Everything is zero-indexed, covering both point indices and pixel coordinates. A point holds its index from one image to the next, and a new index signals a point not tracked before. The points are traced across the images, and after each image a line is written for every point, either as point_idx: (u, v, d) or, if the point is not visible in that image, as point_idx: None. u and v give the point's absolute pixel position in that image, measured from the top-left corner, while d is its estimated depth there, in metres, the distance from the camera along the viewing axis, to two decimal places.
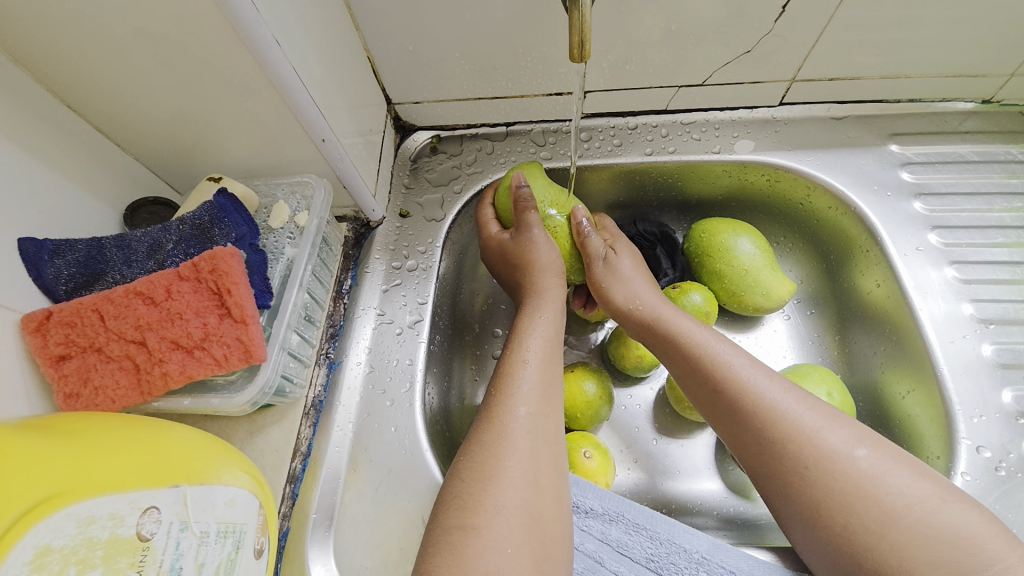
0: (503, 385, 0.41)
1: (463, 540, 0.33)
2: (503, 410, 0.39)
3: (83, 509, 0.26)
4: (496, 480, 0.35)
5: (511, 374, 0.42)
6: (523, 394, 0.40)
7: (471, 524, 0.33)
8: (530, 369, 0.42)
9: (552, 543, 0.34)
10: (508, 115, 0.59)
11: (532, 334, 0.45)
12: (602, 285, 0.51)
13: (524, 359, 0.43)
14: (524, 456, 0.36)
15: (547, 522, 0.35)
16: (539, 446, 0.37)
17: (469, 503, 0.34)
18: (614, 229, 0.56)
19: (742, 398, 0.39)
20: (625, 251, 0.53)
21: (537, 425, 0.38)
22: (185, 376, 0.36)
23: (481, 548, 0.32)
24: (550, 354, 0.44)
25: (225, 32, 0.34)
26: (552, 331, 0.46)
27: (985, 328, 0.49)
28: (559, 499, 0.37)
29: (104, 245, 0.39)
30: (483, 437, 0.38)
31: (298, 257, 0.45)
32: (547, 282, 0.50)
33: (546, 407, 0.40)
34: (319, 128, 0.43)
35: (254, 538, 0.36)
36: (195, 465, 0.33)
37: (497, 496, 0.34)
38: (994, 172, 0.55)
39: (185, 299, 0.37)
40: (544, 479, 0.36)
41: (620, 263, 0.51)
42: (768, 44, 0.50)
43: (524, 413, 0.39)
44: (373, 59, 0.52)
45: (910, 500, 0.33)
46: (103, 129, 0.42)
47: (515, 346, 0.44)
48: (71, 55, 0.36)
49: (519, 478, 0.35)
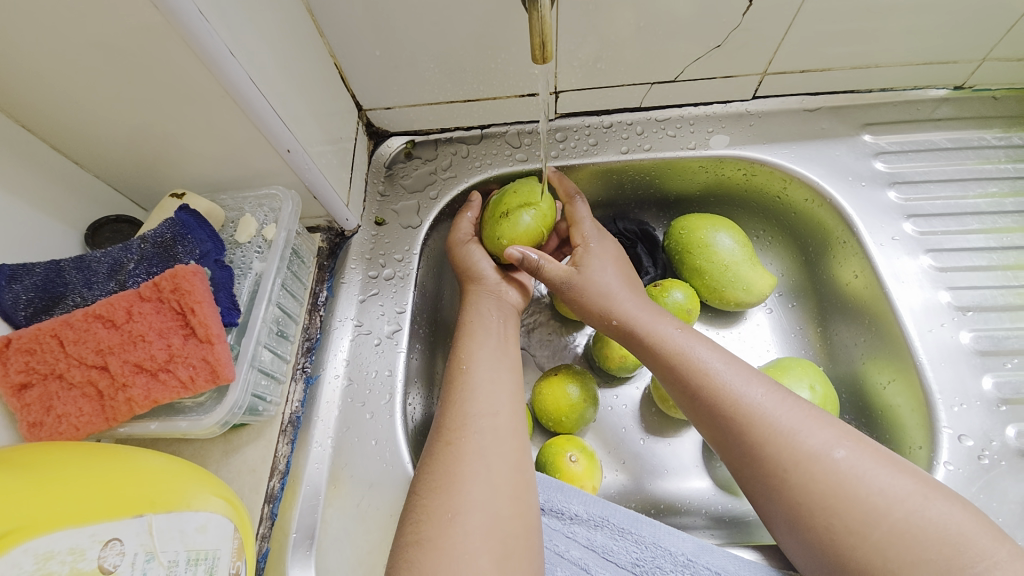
0: (453, 390, 0.41)
1: (418, 556, 0.33)
2: (450, 415, 0.40)
3: (42, 544, 0.25)
4: (449, 489, 0.35)
5: (458, 381, 0.42)
6: (471, 399, 0.40)
7: (424, 537, 0.33)
8: (476, 372, 0.43)
9: (515, 540, 0.34)
10: (481, 118, 0.58)
11: (477, 337, 0.46)
12: (574, 299, 0.49)
13: (470, 364, 0.43)
14: (474, 460, 0.37)
15: (509, 522, 0.35)
16: (491, 446, 0.38)
17: (422, 516, 0.35)
18: (590, 230, 0.52)
19: (721, 402, 0.39)
20: (597, 259, 0.50)
21: (484, 425, 0.39)
22: (150, 401, 0.36)
23: (434, 560, 0.32)
24: (498, 353, 0.45)
25: (177, 45, 0.33)
26: (503, 332, 0.47)
27: (963, 315, 0.49)
28: (518, 500, 0.36)
29: (63, 267, 0.38)
30: (435, 446, 0.38)
31: (267, 271, 0.44)
32: (483, 292, 0.51)
33: (496, 405, 0.40)
34: (284, 139, 0.42)
35: (228, 564, 0.35)
36: (162, 492, 0.33)
37: (450, 504, 0.34)
38: (969, 158, 0.55)
39: (147, 321, 0.36)
40: (500, 479, 0.36)
41: (591, 278, 0.48)
42: (738, 38, 0.49)
43: (470, 416, 0.39)
44: (340, 65, 0.51)
45: (892, 498, 0.33)
46: (62, 149, 0.41)
47: (461, 351, 0.45)
48: (18, 75, 0.35)
49: (472, 482, 0.36)
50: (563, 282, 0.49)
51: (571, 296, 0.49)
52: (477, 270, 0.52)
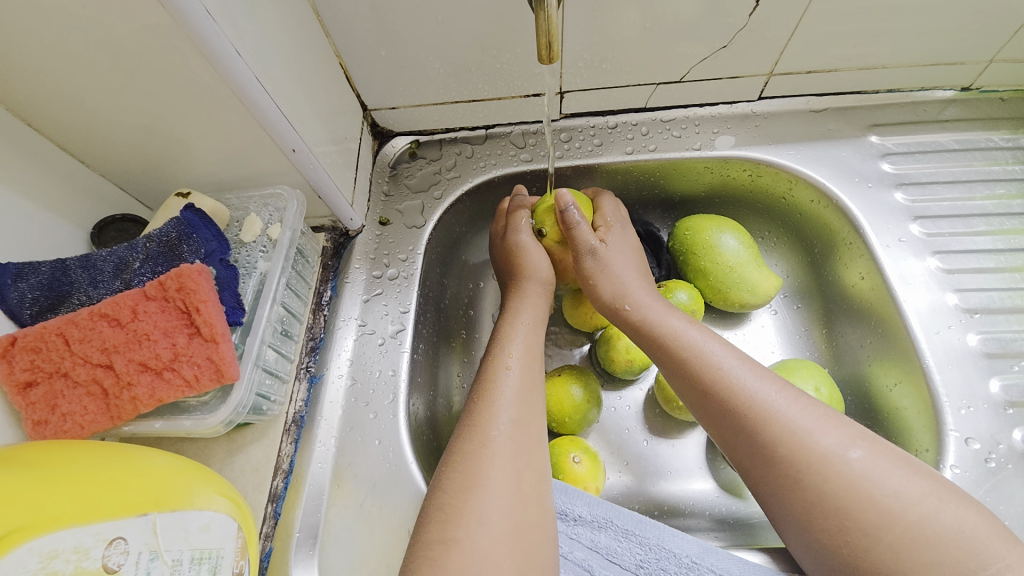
0: (485, 392, 0.41)
1: (445, 555, 0.32)
2: (485, 419, 0.39)
3: (46, 543, 0.25)
4: (479, 491, 0.35)
5: (492, 381, 0.42)
6: (503, 401, 0.40)
7: (453, 537, 0.33)
8: (513, 375, 0.42)
9: (537, 550, 0.34)
10: (486, 118, 0.58)
11: (513, 338, 0.46)
12: (591, 278, 0.50)
13: (506, 365, 0.43)
14: (507, 464, 0.36)
15: (531, 530, 0.35)
16: (520, 452, 0.38)
17: (450, 515, 0.34)
18: (611, 216, 0.53)
19: (732, 399, 0.39)
20: (618, 241, 0.51)
21: (518, 431, 0.39)
22: (155, 399, 0.36)
23: (462, 561, 0.32)
24: (531, 359, 0.45)
25: (184, 44, 0.33)
26: (534, 338, 0.47)
27: (971, 317, 0.49)
28: (542, 507, 0.37)
29: (68, 266, 0.38)
30: (467, 445, 0.38)
31: (271, 270, 0.44)
32: (533, 291, 0.51)
33: (526, 413, 0.40)
34: (289, 139, 0.42)
35: (232, 563, 0.35)
36: (167, 492, 0.33)
37: (480, 507, 0.34)
38: (975, 159, 0.55)
39: (152, 320, 0.36)
40: (526, 485, 0.36)
41: (613, 257, 0.50)
42: (744, 39, 0.49)
43: (504, 421, 0.39)
44: (345, 65, 0.51)
45: (907, 501, 0.32)
46: (67, 148, 0.41)
47: (498, 351, 0.45)
48: (25, 74, 0.35)
49: (502, 487, 0.35)
50: (591, 249, 0.49)
51: (590, 269, 0.50)
52: (526, 266, 0.52)
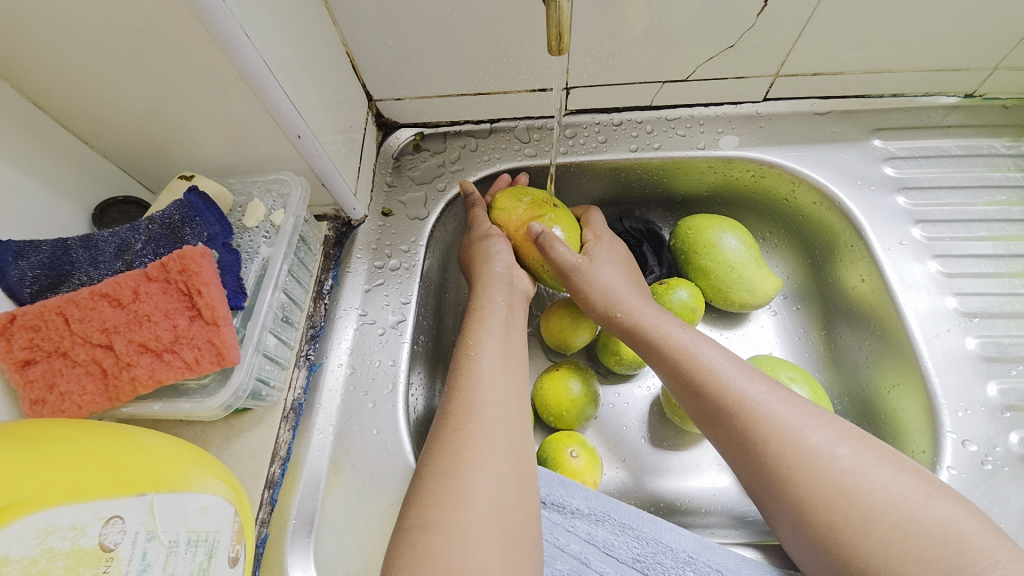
0: (459, 381, 0.41)
1: (423, 539, 0.32)
2: (457, 403, 0.39)
3: (43, 519, 0.25)
4: (460, 474, 0.35)
5: (466, 369, 0.42)
6: (477, 387, 0.40)
7: (431, 521, 0.33)
8: (486, 363, 0.42)
9: (520, 532, 0.34)
10: (491, 112, 0.58)
11: (487, 326, 0.46)
12: (577, 288, 0.50)
13: (474, 353, 0.43)
14: (486, 450, 0.36)
15: (513, 512, 0.35)
16: (500, 440, 0.37)
17: (428, 499, 0.34)
18: (599, 225, 0.56)
19: (724, 399, 0.39)
20: (605, 251, 0.52)
21: (495, 416, 0.39)
22: (154, 381, 0.35)
23: (444, 544, 0.32)
24: (506, 346, 0.45)
25: (192, 25, 0.33)
26: (506, 326, 0.47)
27: (970, 321, 0.49)
28: (524, 490, 0.36)
29: (70, 245, 0.38)
30: (444, 432, 0.38)
31: (274, 256, 0.44)
32: (494, 275, 0.50)
33: (505, 399, 0.40)
34: (294, 125, 0.42)
35: (227, 547, 0.35)
36: (165, 473, 0.32)
37: (458, 489, 0.34)
38: (978, 165, 0.55)
39: (153, 301, 0.36)
40: (506, 467, 0.36)
41: (598, 267, 0.50)
42: (751, 38, 0.49)
43: (480, 406, 0.39)
44: (352, 54, 0.51)
45: (894, 496, 0.33)
46: (70, 127, 0.41)
47: (466, 341, 0.45)
48: (30, 53, 0.35)
49: (483, 472, 0.35)
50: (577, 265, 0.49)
51: (576, 283, 0.49)
52: (490, 259, 0.51)
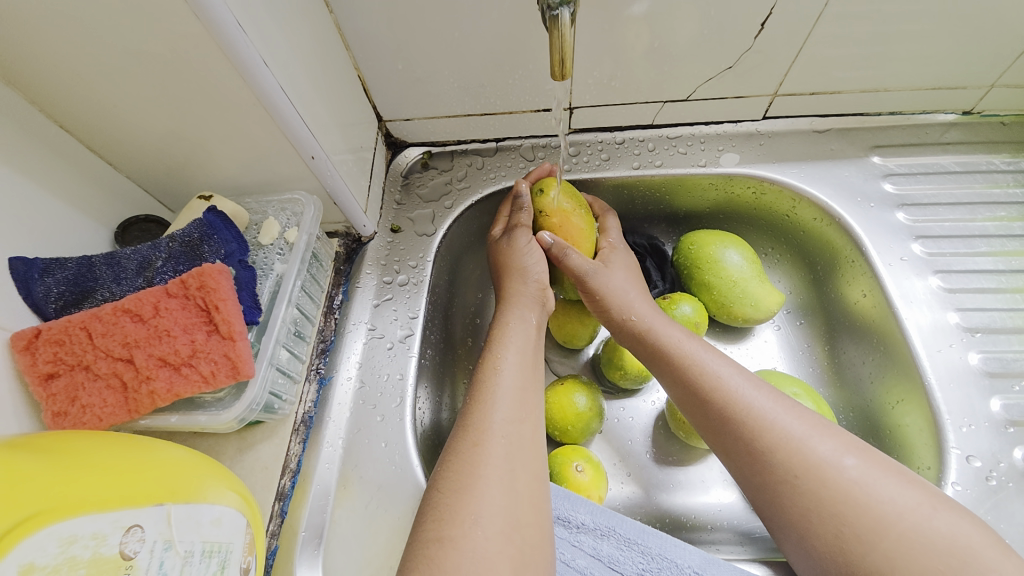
0: (479, 394, 0.42)
1: (440, 553, 0.33)
2: (478, 417, 0.40)
3: (66, 528, 0.26)
4: (474, 490, 0.36)
5: (488, 382, 0.43)
6: (498, 402, 0.41)
7: (448, 536, 0.34)
8: (506, 375, 0.43)
9: (531, 550, 0.35)
10: (497, 132, 0.60)
11: (508, 341, 0.46)
12: (596, 295, 0.50)
13: (496, 367, 0.44)
14: (502, 465, 0.37)
15: (523, 527, 0.35)
16: (515, 454, 0.38)
17: (446, 514, 0.35)
18: (615, 239, 0.55)
19: (731, 407, 0.39)
20: (619, 261, 0.53)
21: (512, 432, 0.39)
22: (172, 394, 0.37)
23: (458, 559, 0.32)
24: (526, 359, 0.45)
25: (213, 53, 0.35)
26: (528, 338, 0.47)
27: (972, 336, 0.49)
28: (538, 507, 0.37)
29: (94, 263, 0.39)
30: (461, 446, 0.38)
31: (287, 272, 0.45)
32: (523, 290, 0.50)
33: (522, 413, 0.41)
34: (308, 146, 0.44)
35: (240, 557, 0.35)
36: (182, 483, 0.34)
37: (475, 507, 0.35)
38: (977, 182, 0.56)
39: (172, 316, 0.37)
40: (521, 485, 0.37)
41: (613, 275, 0.51)
42: (749, 60, 0.50)
43: (499, 420, 0.40)
44: (363, 77, 0.53)
45: (901, 508, 0.33)
46: (95, 149, 0.43)
47: (490, 353, 0.45)
48: (60, 80, 0.37)
49: (497, 486, 0.36)
50: (590, 271, 0.50)
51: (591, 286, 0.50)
52: (523, 267, 0.51)
